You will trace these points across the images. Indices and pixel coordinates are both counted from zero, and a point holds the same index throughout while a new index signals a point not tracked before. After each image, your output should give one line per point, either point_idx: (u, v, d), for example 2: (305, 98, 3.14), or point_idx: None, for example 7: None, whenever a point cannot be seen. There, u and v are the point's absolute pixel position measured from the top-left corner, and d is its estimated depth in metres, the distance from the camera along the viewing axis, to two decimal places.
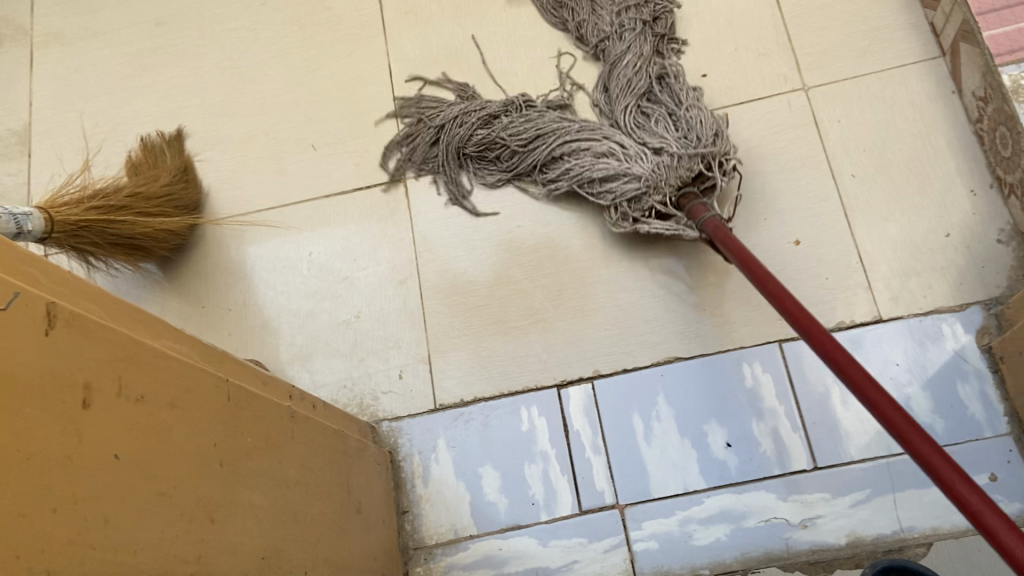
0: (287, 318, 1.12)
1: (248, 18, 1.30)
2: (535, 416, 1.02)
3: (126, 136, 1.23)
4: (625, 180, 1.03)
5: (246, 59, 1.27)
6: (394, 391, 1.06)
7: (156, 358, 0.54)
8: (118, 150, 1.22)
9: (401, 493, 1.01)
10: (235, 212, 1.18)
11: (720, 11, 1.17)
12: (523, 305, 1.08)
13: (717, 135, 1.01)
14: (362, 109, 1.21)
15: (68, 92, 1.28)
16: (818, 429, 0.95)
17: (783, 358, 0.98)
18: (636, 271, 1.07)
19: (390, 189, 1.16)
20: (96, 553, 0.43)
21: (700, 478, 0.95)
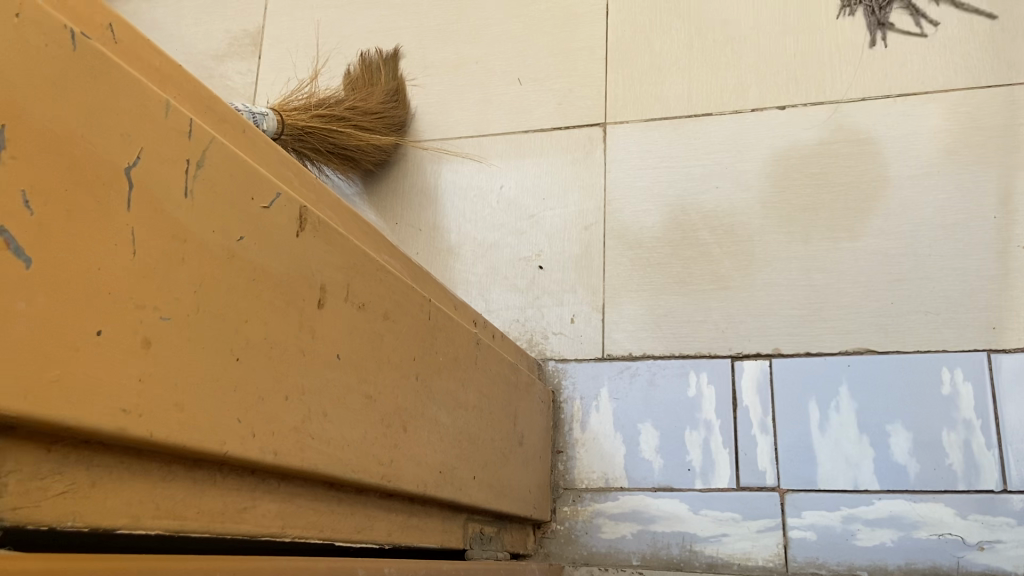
0: (472, 245, 1.15)
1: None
2: (704, 383, 1.00)
3: (346, 49, 1.29)
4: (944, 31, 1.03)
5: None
6: (565, 333, 1.07)
7: (377, 270, 0.56)
8: (337, 61, 1.28)
9: (558, 432, 1.03)
10: (436, 135, 1.22)
11: None
12: (708, 269, 1.05)
13: None
14: (572, 47, 1.20)
15: (299, 0, 1.35)
16: (1017, 452, 0.87)
17: (990, 370, 0.90)
18: (836, 253, 1.01)
19: (588, 133, 1.15)
20: (315, 441, 0.46)
21: (873, 478, 0.90)
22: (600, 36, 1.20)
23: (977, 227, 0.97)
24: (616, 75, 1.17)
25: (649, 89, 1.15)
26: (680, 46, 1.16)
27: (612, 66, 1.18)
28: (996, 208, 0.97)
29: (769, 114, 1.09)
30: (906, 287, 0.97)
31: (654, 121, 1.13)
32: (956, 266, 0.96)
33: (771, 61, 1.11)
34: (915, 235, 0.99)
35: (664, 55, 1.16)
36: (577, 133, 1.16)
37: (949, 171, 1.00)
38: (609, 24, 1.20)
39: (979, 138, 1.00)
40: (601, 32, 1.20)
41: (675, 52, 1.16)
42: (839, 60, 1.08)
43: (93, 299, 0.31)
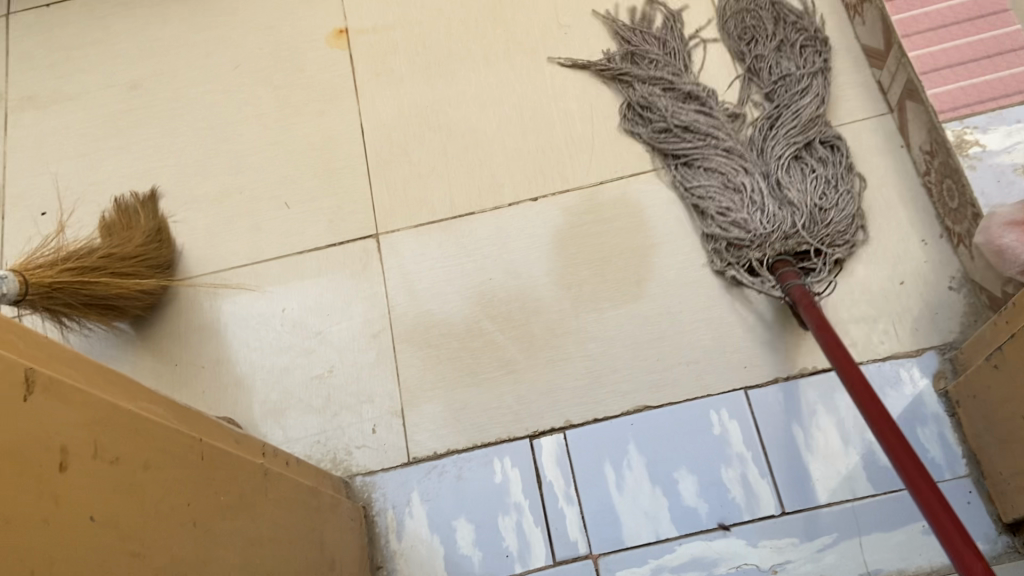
0: (260, 373, 1.13)
1: (222, 79, 1.33)
2: (508, 467, 1.03)
3: (102, 197, 1.25)
4: (698, 179, 1.12)
5: (220, 119, 1.30)
6: (367, 445, 1.07)
7: (132, 420, 0.55)
8: (93, 210, 1.24)
9: (376, 548, 1.01)
10: (209, 269, 1.20)
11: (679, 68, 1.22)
12: (495, 355, 1.09)
13: (840, 231, 1.05)
14: (335, 167, 1.24)
15: (43, 153, 1.30)
16: (784, 474, 0.97)
17: (749, 405, 1.01)
18: (605, 323, 1.09)
19: (361, 244, 1.18)
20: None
21: (671, 525, 0.97)
22: (360, 152, 1.24)
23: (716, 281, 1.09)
24: (381, 186, 1.22)
25: (413, 195, 1.20)
26: (436, 152, 1.23)
27: (376, 178, 1.22)
28: None
29: (526, 206, 1.17)
30: (669, 343, 1.06)
31: (423, 225, 1.18)
32: (706, 317, 1.07)
33: (520, 157, 1.20)
34: (668, 295, 1.09)
35: (422, 162, 1.23)
36: (350, 246, 1.19)
37: (686, 234, 1.12)
38: (366, 141, 1.25)
39: None
40: (360, 147, 1.25)
41: (433, 159, 1.23)
42: (578, 151, 1.20)
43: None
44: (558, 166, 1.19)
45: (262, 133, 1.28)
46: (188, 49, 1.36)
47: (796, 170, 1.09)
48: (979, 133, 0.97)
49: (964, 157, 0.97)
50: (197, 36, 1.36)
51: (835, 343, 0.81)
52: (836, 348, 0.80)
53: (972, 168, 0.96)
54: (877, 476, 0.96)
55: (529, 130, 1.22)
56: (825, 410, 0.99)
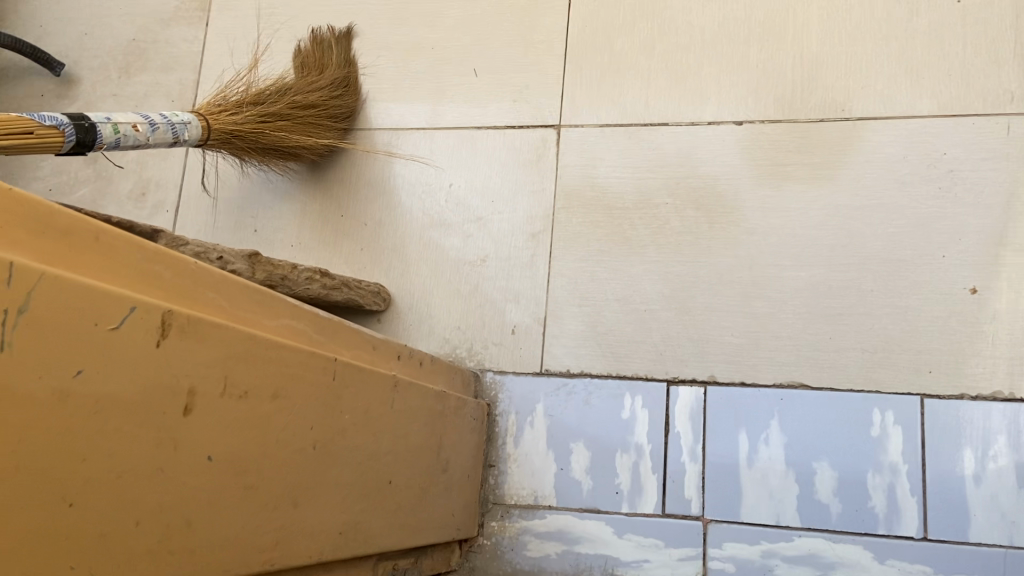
0: (416, 243, 1.12)
1: None
2: (638, 406, 0.99)
3: (297, 25, 1.24)
4: None
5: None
6: (503, 345, 1.05)
7: (265, 348, 0.54)
8: (289, 39, 1.23)
9: (491, 447, 1.02)
10: (387, 124, 1.17)
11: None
12: (652, 287, 1.02)
13: None
14: (531, 40, 1.15)
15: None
16: (939, 501, 0.88)
17: (921, 415, 0.90)
18: (780, 282, 0.98)
19: (542, 133, 1.11)
20: (178, 547, 0.45)
21: (795, 515, 0.91)
22: (562, 28, 1.14)
23: (925, 266, 0.94)
24: (576, 71, 1.12)
25: (608, 91, 1.10)
26: (644, 45, 1.11)
27: (572, 62, 1.13)
28: (948, 245, 0.94)
29: (726, 128, 1.05)
30: (848, 321, 0.95)
31: (610, 125, 1.09)
32: (900, 304, 0.94)
33: (739, 69, 1.06)
34: (863, 269, 0.96)
35: (625, 55, 1.11)
36: (529, 132, 1.12)
37: (905, 202, 0.96)
38: (571, 16, 1.15)
39: (940, 167, 0.96)
40: (563, 23, 1.15)
41: (638, 53, 1.11)
42: (803, 76, 1.04)
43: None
44: (775, 89, 1.04)
45: None
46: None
47: None
48: None
49: None
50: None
51: None
52: None
53: None
54: None
55: (753, 40, 1.07)
56: (1009, 444, 0.87)
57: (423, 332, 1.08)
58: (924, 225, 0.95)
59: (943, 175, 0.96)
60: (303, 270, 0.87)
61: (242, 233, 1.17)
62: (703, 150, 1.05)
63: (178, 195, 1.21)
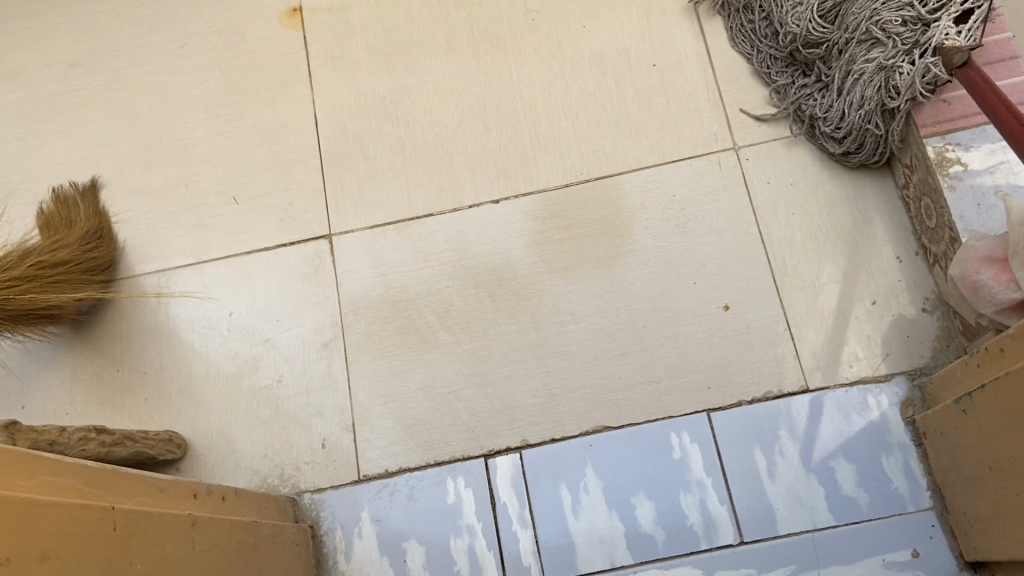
0: (205, 381, 1.08)
1: (168, 60, 1.25)
2: (461, 488, 0.99)
3: (37, 186, 1.18)
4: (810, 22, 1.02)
5: (165, 104, 1.23)
6: (316, 462, 1.03)
7: (21, 509, 0.49)
8: (29, 201, 1.17)
9: (323, 569, 0.98)
10: (152, 268, 1.14)
11: (652, 65, 1.16)
12: (450, 369, 1.05)
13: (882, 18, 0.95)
14: (286, 161, 1.18)
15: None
16: (745, 502, 0.94)
17: (711, 429, 0.98)
18: (564, 337, 1.04)
19: (314, 246, 1.13)
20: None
21: (627, 553, 0.94)
22: (314, 146, 1.18)
23: (682, 294, 1.04)
24: (335, 182, 1.16)
25: (370, 195, 1.15)
26: (394, 148, 1.17)
27: (330, 174, 1.16)
28: (696, 273, 1.05)
29: (485, 209, 1.12)
30: (631, 359, 1.02)
31: (378, 226, 1.13)
32: (670, 334, 1.02)
33: (483, 155, 1.15)
34: (632, 309, 1.04)
35: (379, 159, 1.17)
36: (301, 247, 1.13)
37: (652, 242, 1.07)
38: (320, 133, 1.19)
39: (673, 208, 1.08)
40: (314, 140, 1.19)
41: (390, 155, 1.17)
42: (542, 150, 1.14)
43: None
44: (521, 166, 1.13)
45: (210, 121, 1.21)
46: (134, 26, 1.28)
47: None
48: (962, 150, 0.91)
49: (944, 176, 0.91)
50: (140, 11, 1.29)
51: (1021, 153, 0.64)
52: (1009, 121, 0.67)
53: (952, 189, 0.90)
54: (841, 506, 0.93)
55: (492, 128, 1.16)
56: (788, 436, 0.96)
57: (228, 470, 1.03)
58: (672, 260, 1.06)
59: (678, 214, 1.08)
60: (74, 432, 0.82)
61: (5, 412, 1.07)
62: (469, 232, 1.11)
63: None
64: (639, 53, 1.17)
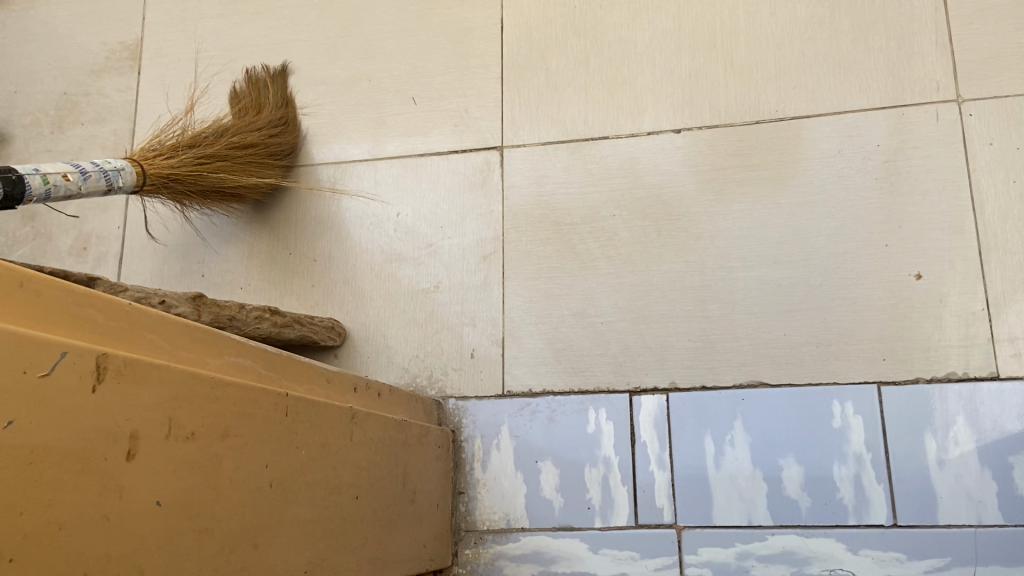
0: (368, 276, 1.11)
1: None
2: (603, 419, 0.98)
3: (233, 66, 1.23)
4: None
5: None
6: (463, 370, 1.04)
7: (212, 387, 0.52)
8: (225, 80, 1.23)
9: (459, 473, 1.01)
10: (329, 159, 1.17)
11: None
12: (606, 299, 1.02)
13: None
14: (468, 65, 1.16)
15: (179, 12, 1.28)
16: (904, 485, 0.89)
17: (879, 402, 0.91)
18: (731, 283, 0.99)
19: (485, 156, 1.11)
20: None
21: (766, 513, 0.91)
22: (497, 52, 1.16)
23: (869, 255, 0.96)
24: (514, 93, 1.13)
25: (547, 110, 1.12)
26: (578, 63, 1.12)
27: (509, 84, 1.14)
28: (889, 234, 0.96)
29: (665, 138, 1.06)
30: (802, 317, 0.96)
31: (552, 143, 1.10)
32: (849, 295, 0.95)
33: (670, 80, 1.08)
34: (810, 264, 0.97)
35: (561, 73, 1.13)
36: (473, 155, 1.12)
37: (844, 194, 0.99)
38: (505, 39, 1.16)
39: (874, 159, 0.99)
40: (498, 47, 1.16)
41: (573, 70, 1.12)
42: (735, 80, 1.06)
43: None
44: (709, 96, 1.06)
45: (398, 17, 1.21)
46: None
47: None
48: None
49: None
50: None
51: None
52: None
53: None
54: (1013, 507, 0.86)
55: (683, 51, 1.09)
56: (966, 423, 0.89)
57: (381, 364, 1.07)
58: (862, 217, 0.97)
59: (878, 166, 0.98)
60: (251, 310, 0.86)
61: (189, 279, 1.15)
62: (645, 160, 1.06)
63: (121, 247, 1.18)
64: None
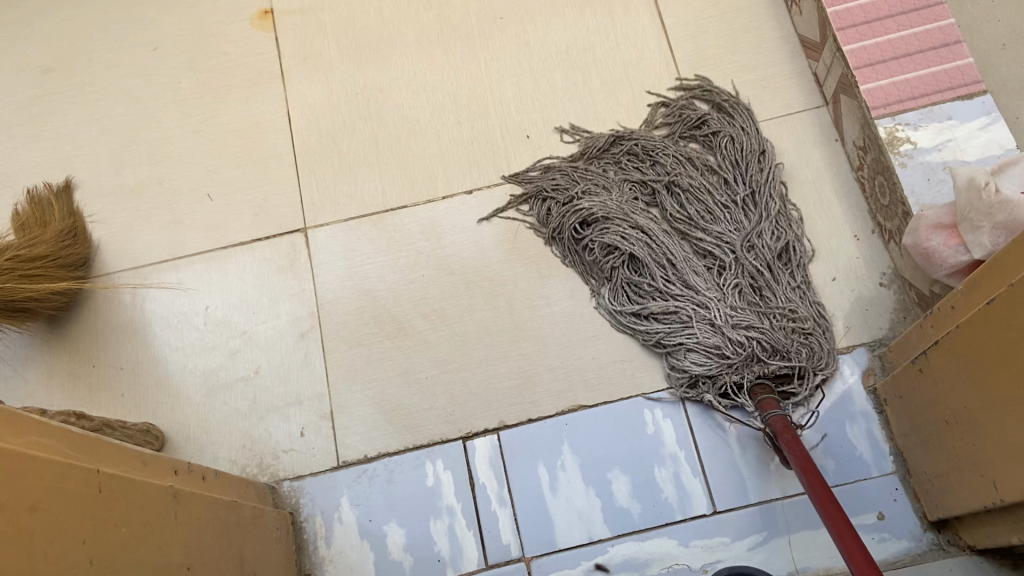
0: (183, 375, 1.08)
1: (141, 62, 1.27)
2: (441, 470, 1.01)
3: (10, 188, 1.19)
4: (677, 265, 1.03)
5: (138, 105, 1.24)
6: (296, 449, 1.03)
7: (10, 462, 0.51)
8: (3, 202, 1.18)
9: (304, 555, 0.98)
10: (127, 266, 1.14)
11: (617, 59, 1.20)
12: (426, 355, 1.07)
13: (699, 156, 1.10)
14: (261, 158, 1.20)
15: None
16: (717, 473, 0.97)
17: (683, 404, 1.00)
18: (538, 321, 1.07)
19: (289, 239, 1.14)
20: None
21: (604, 527, 0.96)
22: (288, 143, 1.20)
23: None
24: (310, 178, 1.18)
25: (344, 189, 1.17)
26: (367, 144, 1.19)
27: (304, 170, 1.18)
28: None
29: (458, 200, 1.14)
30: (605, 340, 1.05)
31: (353, 219, 1.15)
32: None
33: (455, 148, 1.17)
34: None
35: (352, 154, 1.19)
36: (277, 241, 1.14)
37: None
38: (294, 130, 1.21)
39: None
40: (288, 138, 1.21)
41: (363, 151, 1.19)
42: (512, 142, 1.17)
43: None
44: (491, 158, 1.16)
45: (184, 121, 1.23)
46: (105, 29, 1.30)
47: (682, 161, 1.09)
48: (910, 130, 0.95)
49: (895, 154, 0.95)
50: (111, 13, 1.31)
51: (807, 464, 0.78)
52: (798, 450, 0.81)
53: (903, 166, 0.94)
54: None
55: (462, 122, 1.19)
56: None
57: (208, 461, 1.04)
58: None
59: None
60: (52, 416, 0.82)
61: None
62: (443, 222, 1.13)
63: None
64: (604, 48, 1.21)
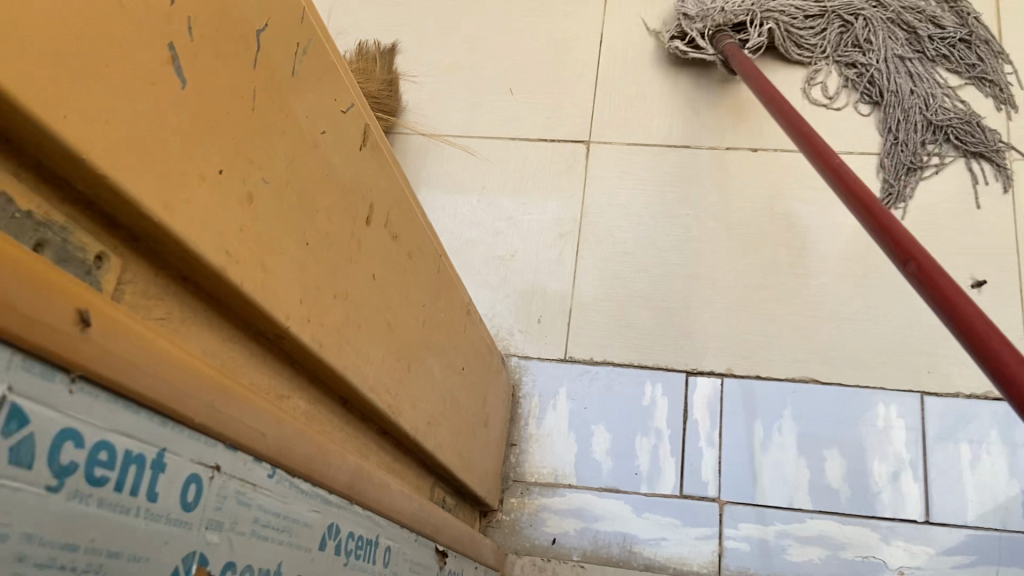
0: (446, 237, 1.17)
1: None
2: (659, 393, 1.03)
3: (345, 38, 1.32)
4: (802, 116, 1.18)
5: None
6: (530, 332, 1.10)
7: (409, 209, 0.58)
8: (336, 48, 1.31)
9: (513, 426, 1.04)
10: (424, 131, 1.25)
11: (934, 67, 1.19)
12: (672, 287, 1.10)
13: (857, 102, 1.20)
14: (564, 69, 1.27)
15: None
16: (939, 485, 0.94)
17: (920, 410, 0.98)
18: (791, 289, 1.08)
19: (572, 148, 1.21)
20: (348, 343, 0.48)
21: (807, 498, 0.96)
22: (593, 63, 1.27)
23: None
24: (605, 98, 1.24)
25: (635, 117, 1.22)
26: (666, 85, 1.24)
27: (602, 91, 1.24)
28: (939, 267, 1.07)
29: (742, 157, 1.17)
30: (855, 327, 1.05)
31: (636, 146, 1.20)
32: (893, 316, 1.05)
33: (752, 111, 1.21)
34: (863, 285, 1.07)
35: (650, 91, 1.24)
36: (561, 146, 1.21)
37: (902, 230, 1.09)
38: (601, 54, 1.27)
39: (929, 203, 1.10)
40: (594, 59, 1.27)
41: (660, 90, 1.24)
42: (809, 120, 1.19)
43: (214, 129, 0.32)
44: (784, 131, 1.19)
45: (505, 21, 1.32)
46: None
47: (878, 99, 1.19)
48: None
49: None
50: None
51: (917, 254, 0.65)
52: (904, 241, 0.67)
53: None
54: None
55: None
56: (999, 438, 0.96)
57: None
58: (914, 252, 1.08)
59: (933, 209, 1.09)
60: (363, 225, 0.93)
61: None
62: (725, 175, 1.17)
63: None
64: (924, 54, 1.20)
